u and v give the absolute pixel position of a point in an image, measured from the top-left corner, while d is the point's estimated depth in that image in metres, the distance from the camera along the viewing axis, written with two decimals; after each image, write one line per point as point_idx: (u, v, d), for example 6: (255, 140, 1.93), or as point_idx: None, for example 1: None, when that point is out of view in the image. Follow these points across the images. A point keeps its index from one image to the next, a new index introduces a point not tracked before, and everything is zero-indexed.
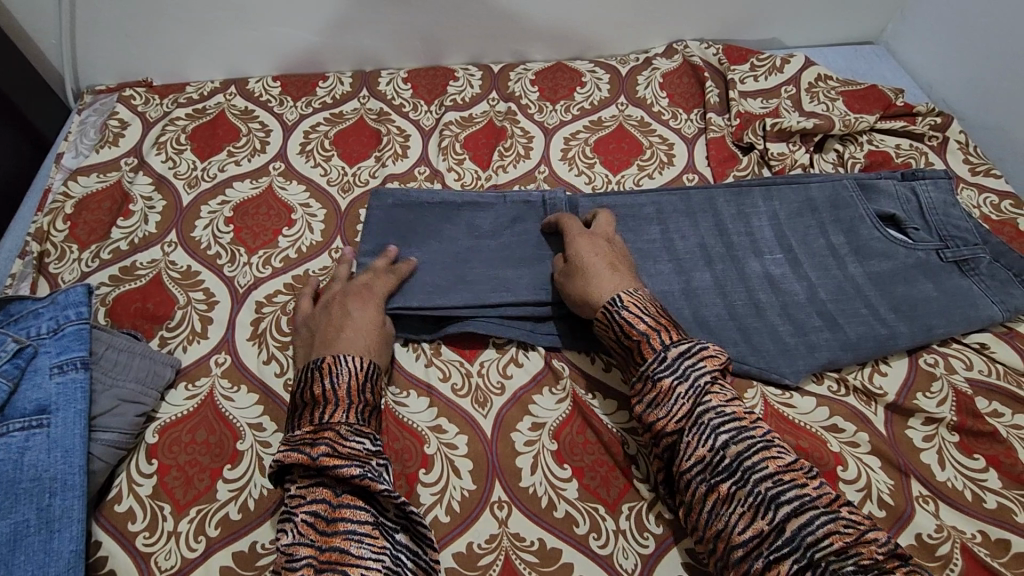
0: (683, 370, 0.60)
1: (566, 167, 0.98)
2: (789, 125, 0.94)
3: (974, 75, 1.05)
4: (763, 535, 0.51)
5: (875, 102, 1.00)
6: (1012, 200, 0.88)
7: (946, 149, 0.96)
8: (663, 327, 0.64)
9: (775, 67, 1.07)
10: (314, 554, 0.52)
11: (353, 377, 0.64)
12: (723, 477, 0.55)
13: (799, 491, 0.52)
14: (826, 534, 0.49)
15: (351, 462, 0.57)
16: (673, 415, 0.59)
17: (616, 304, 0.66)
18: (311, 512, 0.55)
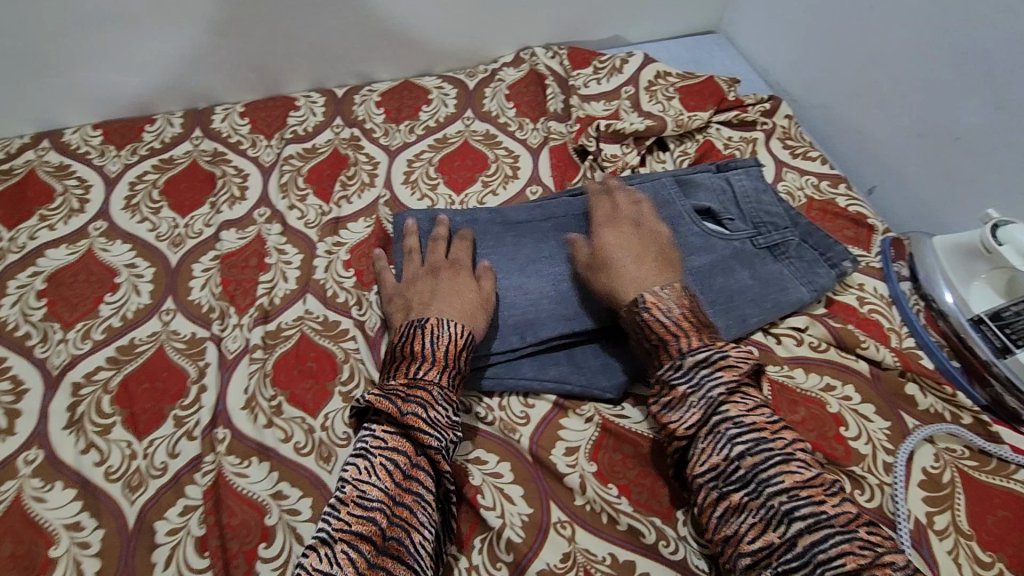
0: (700, 380, 0.61)
1: (409, 191, 0.96)
2: (622, 127, 0.99)
3: (796, 58, 1.10)
4: (773, 546, 0.52)
5: (710, 96, 1.07)
6: (829, 180, 0.98)
7: (773, 133, 1.05)
8: (689, 334, 0.64)
9: (615, 68, 1.11)
10: (384, 505, 0.56)
11: (453, 343, 0.66)
12: (734, 486, 0.56)
13: (815, 508, 0.52)
14: (838, 554, 0.49)
15: (434, 431, 0.60)
16: (685, 421, 0.61)
17: (639, 305, 0.66)
18: (393, 461, 0.58)
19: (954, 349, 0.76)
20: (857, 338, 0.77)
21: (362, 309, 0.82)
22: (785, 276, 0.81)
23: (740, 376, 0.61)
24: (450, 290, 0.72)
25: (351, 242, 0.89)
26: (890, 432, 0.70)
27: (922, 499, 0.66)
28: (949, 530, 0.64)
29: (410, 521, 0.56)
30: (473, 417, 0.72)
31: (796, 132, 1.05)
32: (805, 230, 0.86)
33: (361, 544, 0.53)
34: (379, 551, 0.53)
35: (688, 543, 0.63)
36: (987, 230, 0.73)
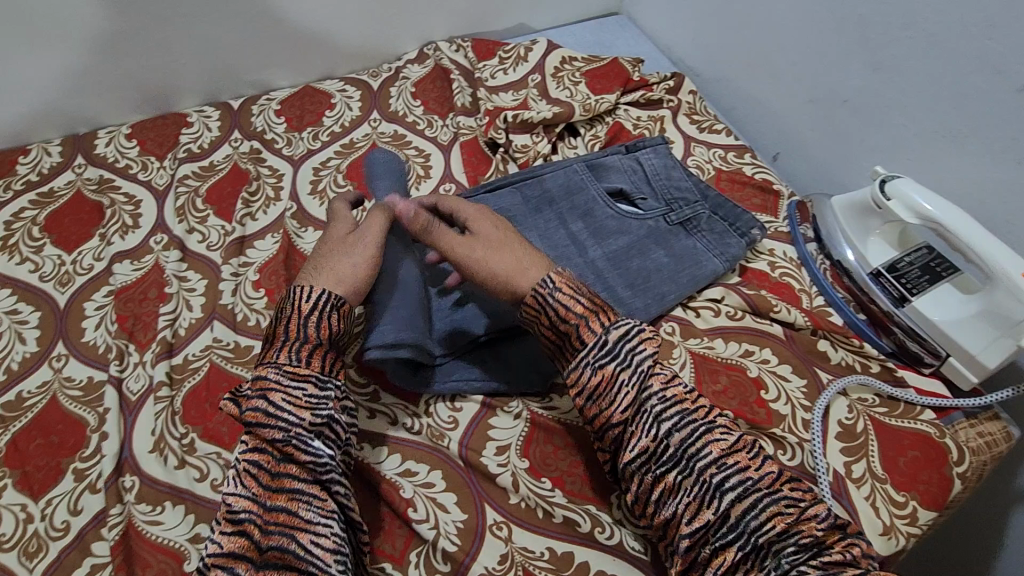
0: (625, 355, 0.58)
1: (317, 201, 0.92)
2: (529, 117, 0.97)
3: (695, 33, 1.12)
4: (709, 524, 0.52)
5: (615, 79, 1.08)
6: (735, 151, 1.01)
7: (680, 110, 1.06)
8: (603, 311, 0.60)
9: (520, 57, 1.10)
10: (255, 514, 0.50)
11: (291, 313, 0.58)
12: (666, 467, 0.55)
13: (742, 476, 0.53)
14: (767, 518, 0.51)
15: (276, 420, 0.53)
16: (617, 406, 0.57)
17: (547, 285, 0.61)
18: (252, 465, 0.52)
19: (860, 302, 0.80)
20: (770, 303, 0.79)
21: None
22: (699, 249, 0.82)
23: (660, 346, 0.59)
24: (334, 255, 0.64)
25: (259, 261, 0.84)
26: (808, 390, 0.73)
27: (840, 451, 0.69)
28: (865, 477, 0.67)
29: (291, 523, 0.50)
30: (401, 427, 0.70)
31: (701, 107, 1.08)
32: (715, 203, 0.87)
33: (236, 565, 0.48)
34: (258, 566, 0.48)
35: (623, 528, 0.64)
36: (875, 187, 0.77)
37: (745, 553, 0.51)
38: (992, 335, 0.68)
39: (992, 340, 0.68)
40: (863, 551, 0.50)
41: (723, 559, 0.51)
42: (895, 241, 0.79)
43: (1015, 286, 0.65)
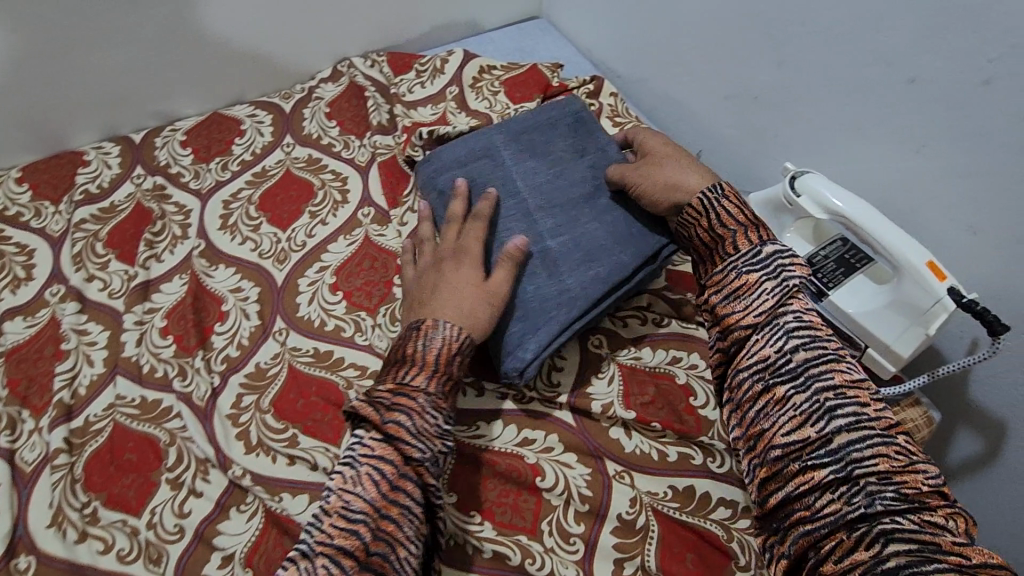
0: (774, 270, 0.58)
1: (227, 237, 0.88)
2: (445, 131, 0.95)
3: (612, 35, 1.11)
4: (808, 442, 0.50)
5: (535, 86, 1.06)
6: None
7: (601, 113, 1.05)
8: (772, 222, 0.62)
9: (437, 69, 1.07)
10: (369, 517, 0.53)
11: (446, 347, 0.62)
12: (780, 379, 0.54)
13: (859, 409, 0.51)
14: (873, 454, 0.48)
15: (417, 441, 0.56)
16: (750, 309, 0.57)
17: (716, 193, 0.65)
18: (379, 471, 0.55)
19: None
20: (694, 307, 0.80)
21: (184, 380, 0.74)
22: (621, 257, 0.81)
23: (815, 270, 0.59)
24: (455, 287, 0.67)
25: (165, 306, 0.80)
26: None
27: None
28: None
29: (394, 536, 0.53)
30: (322, 472, 0.68)
31: (623, 109, 1.07)
32: None
33: (343, 559, 0.51)
34: (360, 567, 0.50)
35: (553, 556, 0.63)
36: (786, 184, 0.77)
37: (839, 478, 0.48)
38: (902, 327, 0.70)
39: (903, 331, 0.70)
40: (963, 521, 0.47)
41: (811, 478, 0.49)
42: (809, 236, 0.80)
43: (921, 276, 0.67)
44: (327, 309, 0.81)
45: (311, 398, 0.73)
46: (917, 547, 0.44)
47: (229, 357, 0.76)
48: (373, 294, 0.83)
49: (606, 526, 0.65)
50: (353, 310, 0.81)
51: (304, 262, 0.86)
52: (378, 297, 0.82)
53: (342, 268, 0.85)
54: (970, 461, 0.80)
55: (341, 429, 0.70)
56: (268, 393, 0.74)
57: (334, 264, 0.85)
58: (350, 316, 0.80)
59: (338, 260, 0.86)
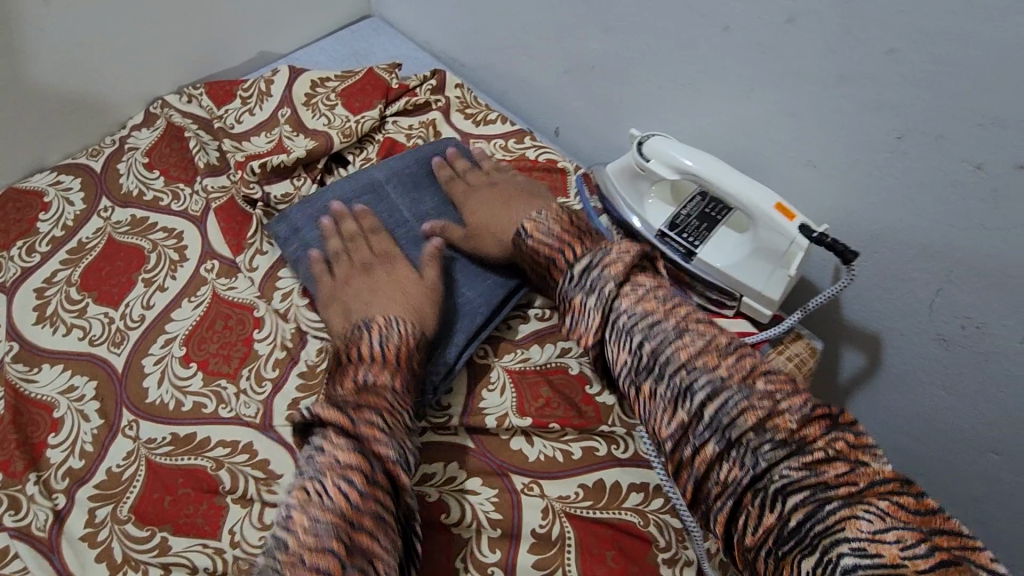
0: (591, 284, 0.64)
1: (47, 330, 0.76)
2: (280, 161, 0.87)
3: (445, 23, 1.06)
4: (686, 424, 0.54)
5: (374, 91, 0.99)
6: (514, 138, 0.97)
7: (450, 108, 1.00)
8: (570, 245, 0.69)
9: (263, 93, 0.98)
10: (340, 531, 0.49)
11: (402, 342, 0.64)
12: (643, 375, 0.58)
13: (710, 376, 0.54)
14: (739, 413, 0.52)
15: (389, 440, 0.55)
16: (590, 327, 0.63)
17: (522, 235, 0.72)
18: (346, 481, 0.51)
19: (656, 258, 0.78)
20: None
21: (17, 514, 0.63)
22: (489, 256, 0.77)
23: (625, 270, 0.64)
24: (391, 282, 0.72)
25: None
26: None
27: None
28: None
29: (371, 546, 0.49)
30: (205, 573, 0.60)
31: (472, 99, 1.02)
32: None
33: None
34: None
35: None
36: (635, 151, 0.76)
37: (726, 450, 0.52)
38: (767, 275, 0.71)
39: (767, 279, 0.71)
40: (839, 437, 0.51)
41: (703, 454, 0.53)
42: (670, 198, 0.79)
43: (774, 221, 0.67)
44: (180, 386, 0.72)
45: (178, 491, 0.64)
46: (810, 490, 0.48)
47: (72, 470, 0.66)
48: (232, 356, 0.74)
49: (522, 546, 0.61)
50: (211, 381, 0.72)
51: (146, 338, 0.76)
52: (238, 358, 0.74)
53: (191, 337, 0.76)
54: (861, 372, 0.82)
55: (219, 518, 0.63)
56: (125, 500, 0.64)
57: (181, 334, 0.76)
58: (210, 388, 0.72)
59: (185, 329, 0.76)
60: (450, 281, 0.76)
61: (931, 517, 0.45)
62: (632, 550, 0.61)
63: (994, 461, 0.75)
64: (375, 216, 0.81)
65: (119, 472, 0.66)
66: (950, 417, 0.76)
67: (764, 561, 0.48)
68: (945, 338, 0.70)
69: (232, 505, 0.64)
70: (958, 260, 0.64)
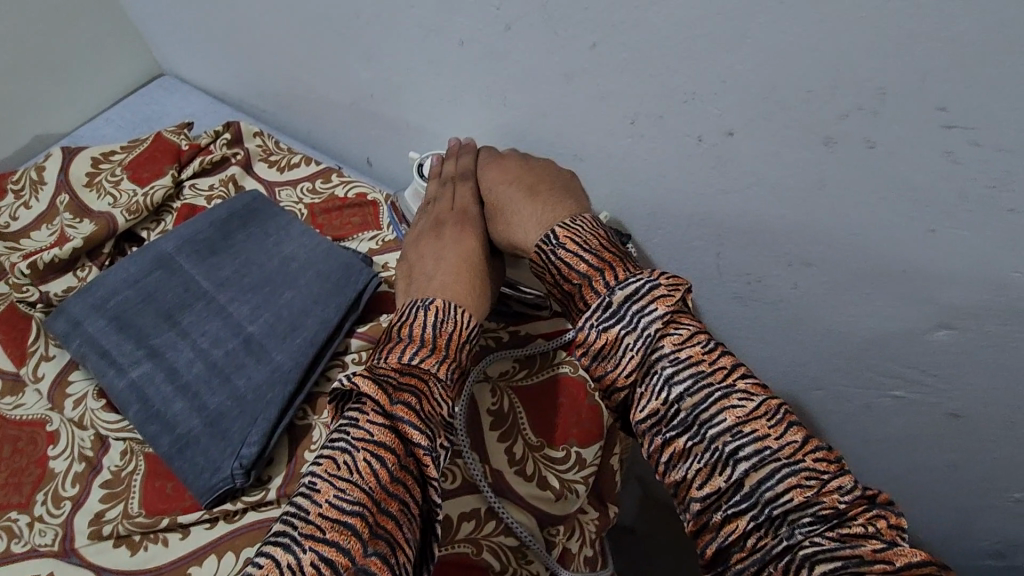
0: (633, 321, 0.50)
1: None
2: (52, 256, 0.79)
3: (232, 72, 1.02)
4: (721, 492, 0.44)
5: (163, 157, 0.93)
6: (321, 177, 0.94)
7: (251, 159, 0.96)
8: (611, 264, 0.54)
9: (36, 181, 0.90)
10: (366, 510, 0.46)
11: (456, 330, 0.57)
12: (676, 432, 0.47)
13: (758, 445, 0.44)
14: (786, 490, 0.42)
15: (429, 429, 0.51)
16: (622, 368, 0.50)
17: (551, 241, 0.57)
18: (378, 460, 0.48)
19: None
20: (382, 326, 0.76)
21: None
22: (299, 316, 0.74)
23: (675, 307, 0.50)
24: (459, 254, 0.66)
25: None
26: None
27: (497, 440, 0.68)
28: (525, 455, 0.68)
29: (394, 535, 0.46)
30: None
31: (275, 144, 0.99)
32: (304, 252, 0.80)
33: (337, 558, 0.43)
34: (359, 568, 0.43)
35: None
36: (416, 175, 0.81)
37: (760, 524, 0.43)
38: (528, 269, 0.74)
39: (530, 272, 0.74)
40: (885, 518, 0.42)
41: (735, 526, 0.44)
42: None
43: None
44: None
45: None
46: (841, 562, 0.39)
47: None
48: (23, 483, 0.67)
49: None
50: (1, 516, 0.65)
51: None
52: (31, 482, 0.67)
53: None
54: None
55: None
56: None
57: None
58: None
59: None
60: (260, 350, 0.71)
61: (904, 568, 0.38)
62: None
63: (818, 395, 0.80)
64: (167, 293, 0.75)
65: None
66: (768, 364, 0.81)
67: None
68: (739, 295, 0.74)
69: None
70: (715, 220, 0.68)
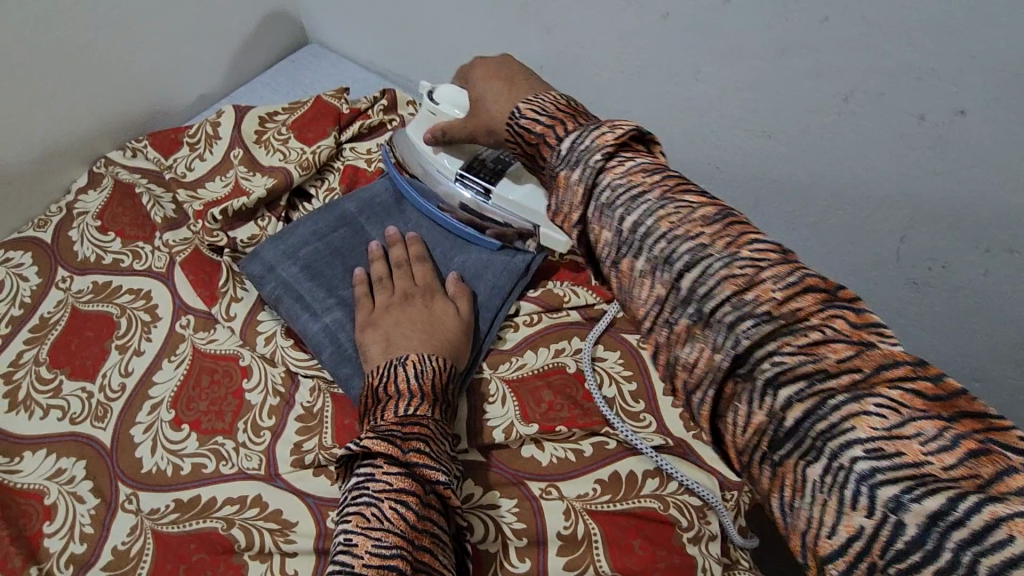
0: (574, 156, 0.45)
1: (21, 415, 0.73)
2: (240, 205, 0.85)
3: (385, 41, 1.05)
4: (664, 300, 0.40)
5: (325, 118, 0.97)
6: None
7: (405, 125, 0.99)
8: (562, 122, 0.49)
9: (210, 136, 0.95)
10: (405, 552, 0.49)
11: (438, 374, 0.64)
12: (679, 311, 0.39)
13: (696, 242, 0.39)
14: (721, 282, 0.37)
15: (441, 462, 0.57)
16: (574, 205, 0.46)
17: (513, 117, 0.52)
18: (403, 505, 0.52)
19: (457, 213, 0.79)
20: (557, 295, 0.78)
21: None
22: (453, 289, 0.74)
23: (616, 138, 0.45)
24: (429, 319, 0.70)
25: None
26: (624, 361, 0.74)
27: (670, 405, 0.71)
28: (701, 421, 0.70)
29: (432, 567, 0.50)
30: None
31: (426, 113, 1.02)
32: None
33: None
34: None
35: None
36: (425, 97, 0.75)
37: (738, 365, 0.36)
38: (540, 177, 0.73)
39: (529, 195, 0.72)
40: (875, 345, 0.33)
41: (682, 332, 0.39)
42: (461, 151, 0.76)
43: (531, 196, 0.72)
44: (175, 451, 0.69)
45: (192, 559, 0.62)
46: (806, 380, 0.34)
47: (75, 556, 0.63)
48: (224, 411, 0.72)
49: (551, 550, 0.62)
50: (207, 439, 0.70)
51: (131, 406, 0.73)
52: (231, 412, 0.72)
53: (178, 398, 0.73)
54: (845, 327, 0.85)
55: None
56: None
57: (167, 396, 0.74)
58: (207, 447, 0.69)
59: (170, 390, 0.74)
60: None
61: (951, 398, 0.31)
62: (656, 535, 0.63)
63: None
64: (354, 249, 0.79)
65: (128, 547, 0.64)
66: None
67: (760, 465, 0.35)
68: (915, 281, 0.72)
69: (252, 562, 0.62)
70: (914, 207, 0.66)
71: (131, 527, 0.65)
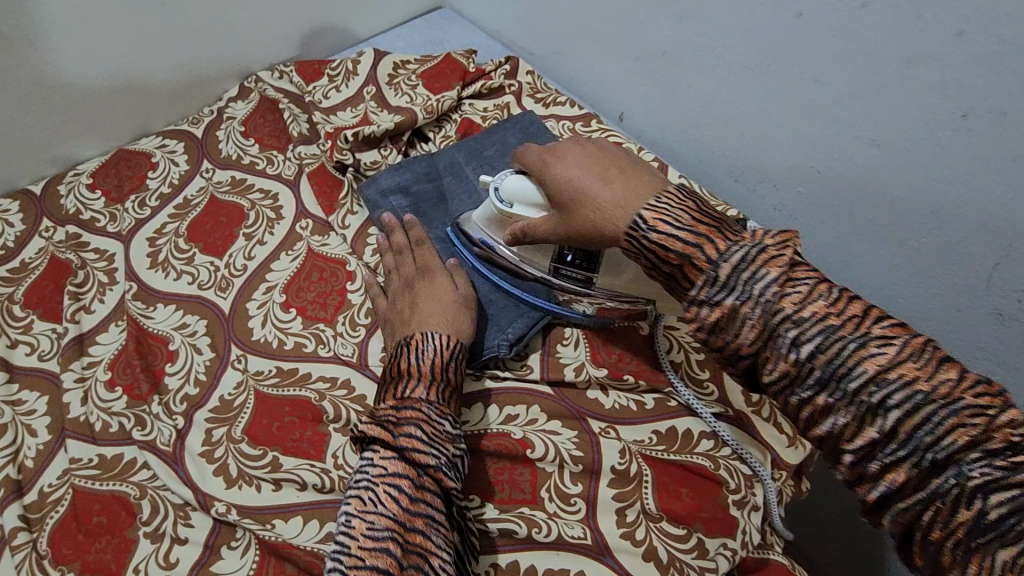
0: (750, 292, 0.49)
1: (159, 274, 0.83)
2: (370, 132, 0.93)
3: (518, 14, 1.13)
4: (875, 444, 0.46)
5: (452, 74, 1.05)
6: (583, 120, 1.02)
7: (523, 92, 1.06)
8: (709, 236, 0.51)
9: (350, 72, 1.05)
10: (395, 535, 0.52)
11: (438, 356, 0.63)
12: (722, 293, 0.50)
13: (906, 388, 0.45)
14: (948, 432, 0.43)
15: (434, 447, 0.57)
16: (743, 338, 0.50)
17: (639, 228, 0.54)
18: (393, 490, 0.54)
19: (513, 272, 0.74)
20: None
21: (144, 429, 0.70)
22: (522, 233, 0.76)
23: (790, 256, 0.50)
24: (434, 297, 0.69)
25: (107, 358, 0.76)
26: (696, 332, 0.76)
27: None
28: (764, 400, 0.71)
29: (425, 547, 0.53)
30: (312, 490, 0.66)
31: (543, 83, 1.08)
32: None
33: None
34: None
35: (558, 520, 0.64)
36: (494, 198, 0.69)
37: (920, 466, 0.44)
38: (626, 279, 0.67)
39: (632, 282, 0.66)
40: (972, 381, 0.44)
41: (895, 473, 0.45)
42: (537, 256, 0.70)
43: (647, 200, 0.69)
44: (282, 327, 0.78)
45: (285, 418, 0.70)
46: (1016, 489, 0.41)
47: (188, 396, 0.72)
48: (327, 304, 0.80)
49: (602, 480, 0.66)
50: (310, 324, 0.78)
51: (250, 284, 0.82)
52: (334, 306, 0.79)
53: (290, 285, 0.82)
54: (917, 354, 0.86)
55: (323, 443, 0.68)
56: (239, 422, 0.70)
57: (280, 282, 0.82)
58: (309, 330, 0.78)
59: (284, 278, 0.83)
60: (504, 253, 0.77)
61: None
62: (703, 489, 0.66)
63: None
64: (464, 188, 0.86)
65: (233, 398, 0.72)
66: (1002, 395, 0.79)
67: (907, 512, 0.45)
68: (999, 313, 0.73)
69: (334, 433, 0.69)
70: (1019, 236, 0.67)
71: (238, 382, 0.73)
